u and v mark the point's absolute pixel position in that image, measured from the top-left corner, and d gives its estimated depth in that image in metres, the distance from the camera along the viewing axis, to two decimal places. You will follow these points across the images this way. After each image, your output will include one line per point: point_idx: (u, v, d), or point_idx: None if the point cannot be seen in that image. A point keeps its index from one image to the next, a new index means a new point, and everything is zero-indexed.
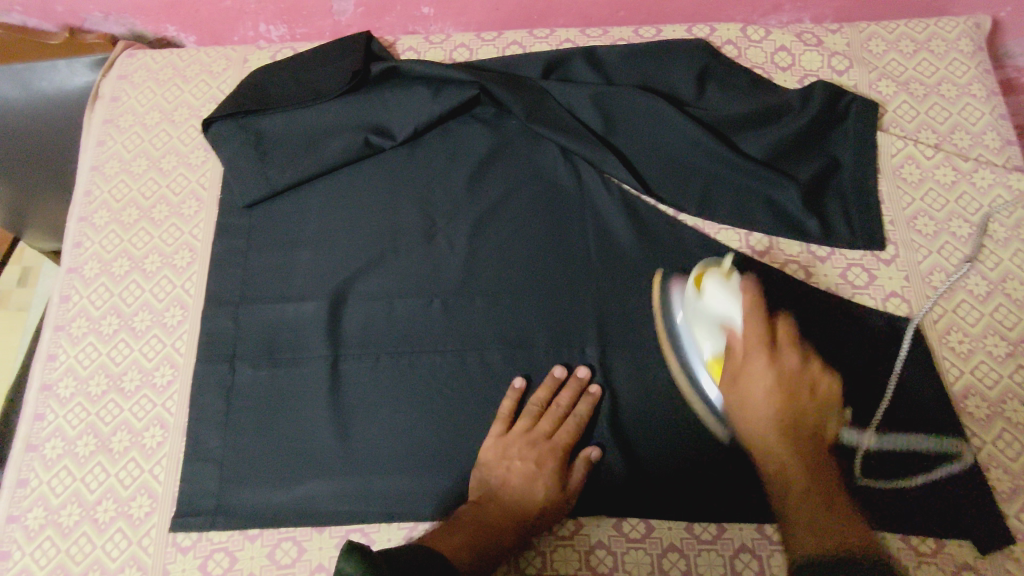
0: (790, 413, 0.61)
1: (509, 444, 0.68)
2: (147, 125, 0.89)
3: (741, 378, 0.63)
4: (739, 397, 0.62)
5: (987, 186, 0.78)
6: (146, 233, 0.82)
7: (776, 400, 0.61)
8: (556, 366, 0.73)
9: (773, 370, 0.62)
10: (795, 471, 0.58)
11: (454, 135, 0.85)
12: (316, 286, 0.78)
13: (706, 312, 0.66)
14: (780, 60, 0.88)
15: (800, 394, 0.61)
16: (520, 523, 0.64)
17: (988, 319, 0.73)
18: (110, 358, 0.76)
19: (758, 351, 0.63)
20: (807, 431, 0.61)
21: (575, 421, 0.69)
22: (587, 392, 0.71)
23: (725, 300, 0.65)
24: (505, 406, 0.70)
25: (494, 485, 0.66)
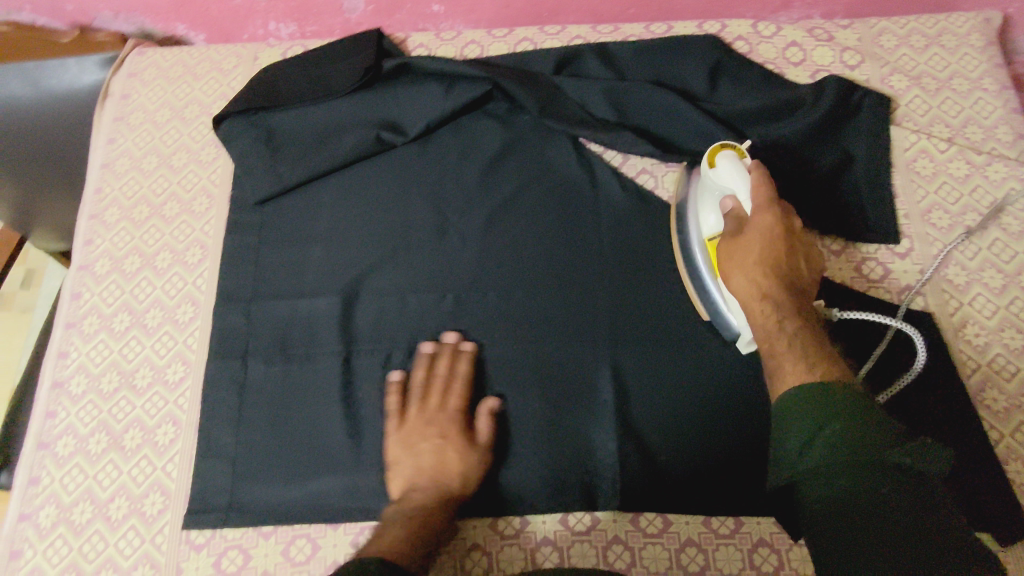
0: (783, 266, 0.62)
1: (411, 428, 0.68)
2: (158, 122, 0.89)
3: (743, 236, 0.64)
4: (736, 249, 0.64)
5: (1001, 179, 0.78)
6: (157, 230, 0.82)
7: (773, 249, 0.62)
8: (423, 343, 0.73)
9: (774, 226, 0.63)
10: (788, 316, 0.60)
11: (466, 131, 0.85)
12: (329, 282, 0.77)
13: (715, 181, 0.68)
14: (792, 55, 0.88)
15: (795, 252, 0.63)
16: (449, 503, 0.64)
17: (1005, 312, 0.72)
18: (122, 355, 0.76)
19: (768, 208, 0.63)
20: (796, 282, 0.62)
21: (461, 384, 0.70)
22: (462, 355, 0.72)
23: (736, 171, 0.66)
24: (390, 403, 0.69)
25: (411, 475, 0.65)
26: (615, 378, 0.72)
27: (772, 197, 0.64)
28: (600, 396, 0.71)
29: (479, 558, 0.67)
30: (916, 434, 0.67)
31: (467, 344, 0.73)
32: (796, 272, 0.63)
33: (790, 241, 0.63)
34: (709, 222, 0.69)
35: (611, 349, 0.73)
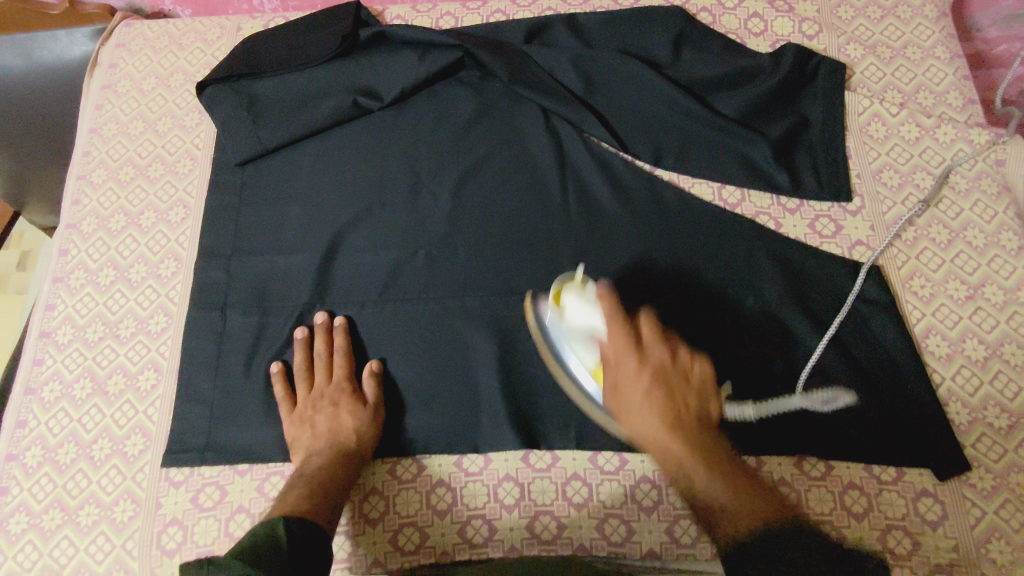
0: (671, 405, 0.58)
1: (303, 410, 0.72)
2: (144, 90, 0.92)
3: (621, 390, 0.61)
4: (621, 406, 0.60)
5: (950, 141, 0.82)
6: (143, 190, 0.86)
7: (653, 396, 0.58)
8: (299, 327, 0.76)
9: (639, 367, 0.60)
10: (699, 469, 0.55)
11: (439, 98, 0.88)
12: (305, 240, 0.81)
13: (573, 325, 0.67)
14: (754, 26, 0.91)
15: (675, 383, 0.59)
16: (350, 460, 0.68)
17: (950, 265, 0.76)
18: (107, 307, 0.79)
19: (626, 349, 0.61)
20: (691, 417, 0.58)
21: (340, 356, 0.74)
22: (338, 329, 0.75)
23: (586, 307, 0.66)
24: (278, 392, 0.73)
25: (309, 445, 0.69)
26: None
27: (627, 336, 0.62)
28: None
29: (445, 493, 0.71)
30: (862, 377, 0.70)
31: (336, 319, 0.76)
32: (688, 406, 0.58)
33: (665, 376, 0.59)
34: (590, 362, 0.66)
35: None
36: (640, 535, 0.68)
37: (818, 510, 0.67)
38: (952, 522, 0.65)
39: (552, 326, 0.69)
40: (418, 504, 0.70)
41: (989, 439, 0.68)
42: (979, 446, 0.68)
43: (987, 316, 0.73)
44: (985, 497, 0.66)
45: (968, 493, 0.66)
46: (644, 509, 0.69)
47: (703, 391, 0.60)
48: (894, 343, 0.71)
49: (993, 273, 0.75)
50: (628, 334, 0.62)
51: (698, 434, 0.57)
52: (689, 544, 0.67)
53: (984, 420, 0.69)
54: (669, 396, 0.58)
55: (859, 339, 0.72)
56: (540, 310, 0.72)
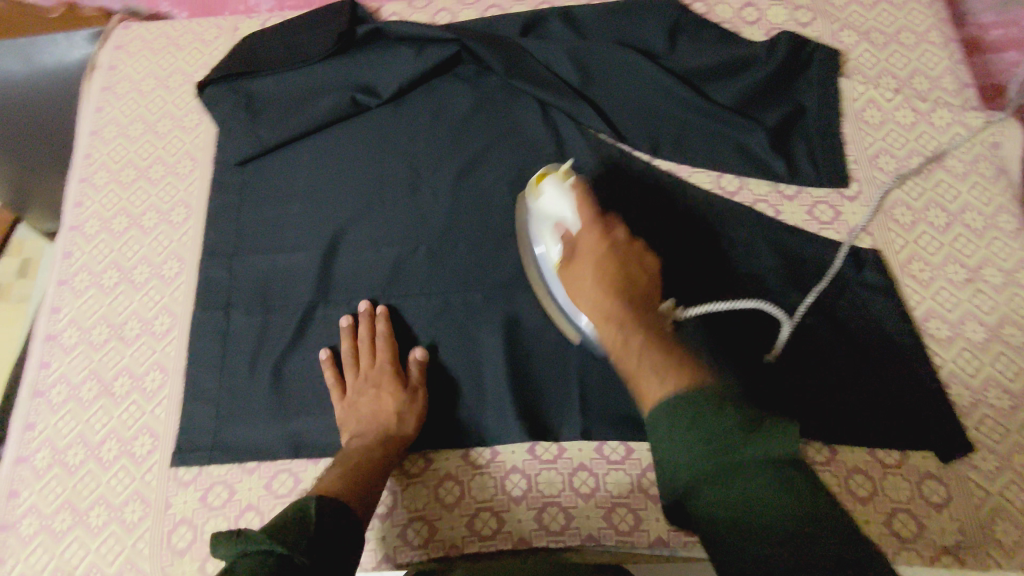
0: (619, 277, 0.64)
1: (351, 395, 0.72)
2: (143, 91, 0.92)
3: (577, 264, 0.67)
4: (575, 277, 0.66)
5: (946, 125, 0.82)
6: (144, 191, 0.86)
7: (605, 270, 0.65)
8: (343, 316, 0.77)
9: (601, 242, 0.67)
10: (634, 330, 0.60)
11: (436, 93, 0.88)
12: (307, 237, 0.81)
13: (546, 212, 0.71)
14: (748, 15, 0.92)
15: (627, 263, 0.66)
16: (396, 443, 0.68)
17: (948, 248, 0.76)
18: (111, 309, 0.79)
19: (591, 230, 0.68)
20: (634, 290, 0.64)
21: (383, 341, 0.74)
22: (382, 316, 0.76)
23: (562, 194, 0.70)
24: (327, 377, 0.73)
25: (355, 429, 0.69)
26: None
27: (594, 221, 0.68)
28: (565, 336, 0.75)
29: (453, 487, 0.71)
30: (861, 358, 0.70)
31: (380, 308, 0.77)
32: (633, 279, 0.65)
33: (619, 257, 0.66)
34: (554, 251, 0.71)
35: None
36: (647, 523, 0.68)
37: None
38: (958, 504, 0.65)
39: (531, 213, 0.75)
40: (426, 499, 0.71)
41: (991, 420, 0.68)
42: (982, 428, 0.68)
43: (986, 298, 0.73)
44: (989, 479, 0.65)
45: (972, 474, 0.66)
46: (651, 498, 0.69)
47: (651, 276, 0.66)
48: (894, 326, 0.72)
49: (992, 256, 0.75)
50: (596, 219, 0.68)
51: (638, 302, 0.63)
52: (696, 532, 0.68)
53: (986, 401, 0.69)
54: (620, 266, 0.65)
55: (858, 322, 0.72)
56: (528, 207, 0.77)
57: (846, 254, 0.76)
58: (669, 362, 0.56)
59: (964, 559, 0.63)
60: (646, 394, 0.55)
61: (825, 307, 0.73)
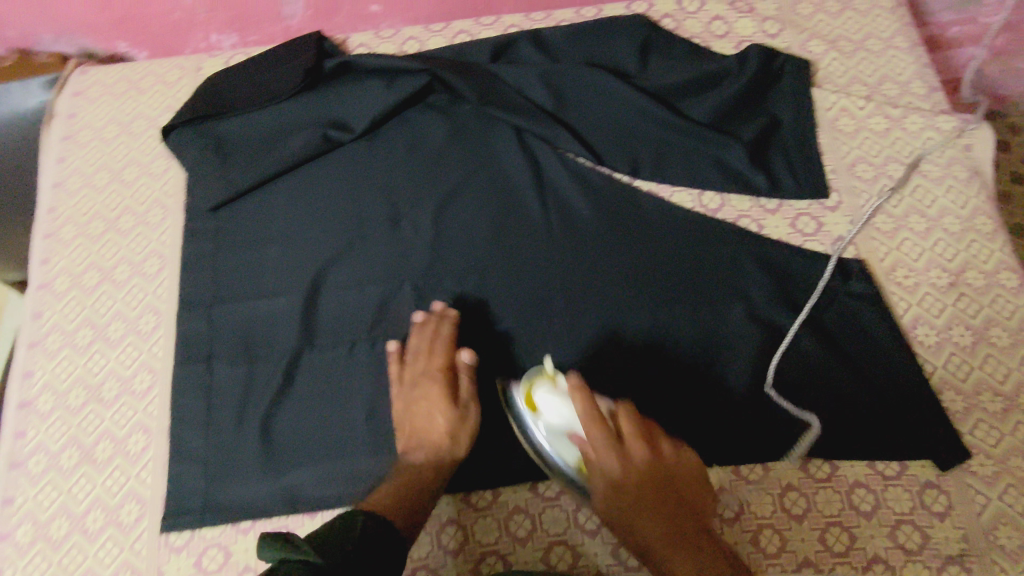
0: (666, 516, 0.58)
1: (410, 399, 0.70)
2: (106, 138, 0.90)
3: (608, 500, 0.60)
4: (613, 517, 0.60)
5: (918, 130, 0.83)
6: (114, 244, 0.83)
7: (645, 512, 0.58)
8: (415, 312, 0.76)
9: (624, 467, 0.59)
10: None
11: (410, 125, 0.87)
12: (287, 282, 0.79)
13: (550, 424, 0.64)
14: (716, 29, 0.92)
15: (665, 489, 0.59)
16: (453, 456, 0.66)
17: (929, 254, 0.77)
18: (87, 370, 0.77)
19: (609, 452, 0.60)
20: (684, 523, 0.58)
21: (443, 343, 0.72)
22: (447, 318, 0.74)
23: (558, 405, 0.63)
24: (391, 369, 0.73)
25: (414, 435, 0.68)
26: (576, 345, 0.75)
27: (608, 432, 0.60)
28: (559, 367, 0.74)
29: (455, 532, 0.69)
30: (853, 372, 0.71)
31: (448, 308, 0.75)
32: (679, 508, 0.59)
33: (653, 484, 0.59)
34: (570, 459, 0.64)
35: (563, 318, 0.76)
36: None
37: (826, 513, 0.67)
38: (959, 512, 0.66)
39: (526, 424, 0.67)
40: (427, 546, 0.69)
41: (985, 425, 0.69)
42: (976, 433, 0.68)
43: (970, 302, 0.74)
44: (988, 484, 0.66)
45: (971, 480, 0.67)
46: None
47: (694, 489, 0.61)
48: (884, 336, 0.72)
49: (972, 258, 0.77)
50: (608, 429, 0.61)
51: (692, 536, 0.58)
52: None
53: (979, 405, 0.70)
54: (653, 494, 0.59)
55: (848, 333, 0.73)
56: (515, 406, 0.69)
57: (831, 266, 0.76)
58: None
59: (969, 567, 0.63)
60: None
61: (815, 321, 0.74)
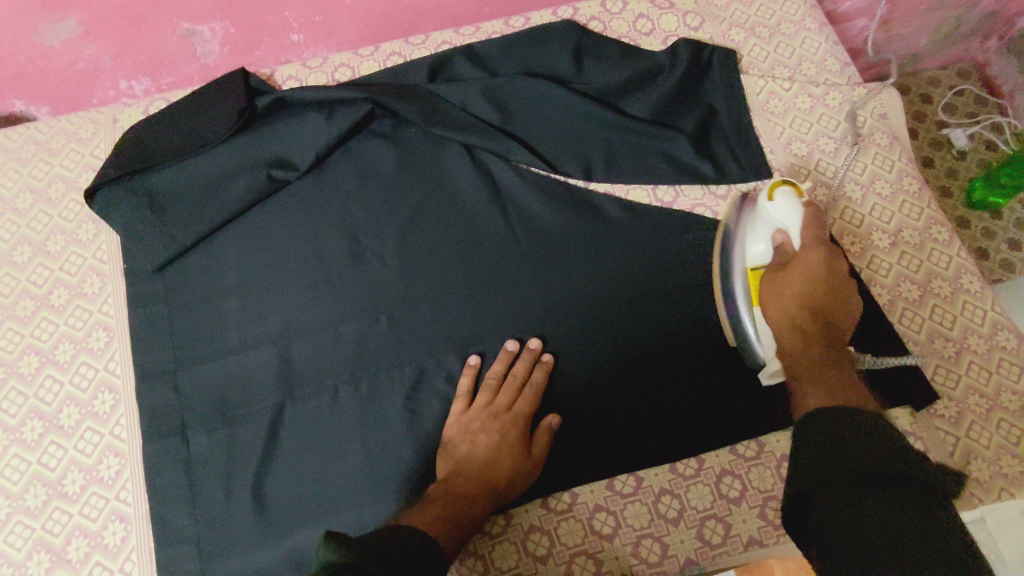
0: (823, 302, 0.61)
1: (472, 426, 0.70)
2: (20, 209, 0.82)
3: (789, 275, 0.64)
4: (780, 286, 0.64)
5: (839, 104, 0.90)
6: (49, 322, 0.76)
7: (814, 294, 0.61)
8: (509, 340, 0.76)
9: (822, 262, 0.62)
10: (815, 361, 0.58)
11: (359, 154, 0.85)
12: (259, 334, 0.75)
13: (773, 215, 0.67)
14: (642, 27, 0.95)
15: (834, 297, 0.62)
16: (492, 493, 0.66)
17: (870, 219, 0.83)
18: (43, 465, 0.70)
19: (817, 249, 0.63)
20: (829, 321, 0.61)
21: (531, 390, 0.72)
22: (542, 363, 0.74)
23: (794, 207, 0.66)
24: (463, 383, 0.73)
25: (461, 459, 0.68)
26: (561, 352, 0.76)
27: (822, 239, 0.64)
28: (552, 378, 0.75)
29: (475, 562, 0.69)
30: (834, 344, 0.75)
31: (545, 353, 0.75)
32: (833, 314, 0.62)
33: (832, 286, 0.62)
34: (761, 248, 0.69)
35: (547, 328, 0.77)
36: (673, 548, 0.68)
37: None
38: (934, 453, 0.72)
39: (751, 210, 0.71)
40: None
41: (942, 369, 0.75)
42: (938, 378, 0.75)
43: (911, 258, 0.81)
44: (953, 423, 0.73)
45: (938, 422, 0.73)
46: (670, 521, 0.69)
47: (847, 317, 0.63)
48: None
49: (906, 218, 0.83)
50: (823, 239, 0.64)
51: (826, 335, 0.60)
52: (720, 544, 0.68)
53: (934, 353, 0.76)
54: (823, 300, 0.61)
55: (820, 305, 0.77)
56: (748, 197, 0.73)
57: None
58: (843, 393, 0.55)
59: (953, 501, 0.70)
60: (801, 405, 0.56)
61: None
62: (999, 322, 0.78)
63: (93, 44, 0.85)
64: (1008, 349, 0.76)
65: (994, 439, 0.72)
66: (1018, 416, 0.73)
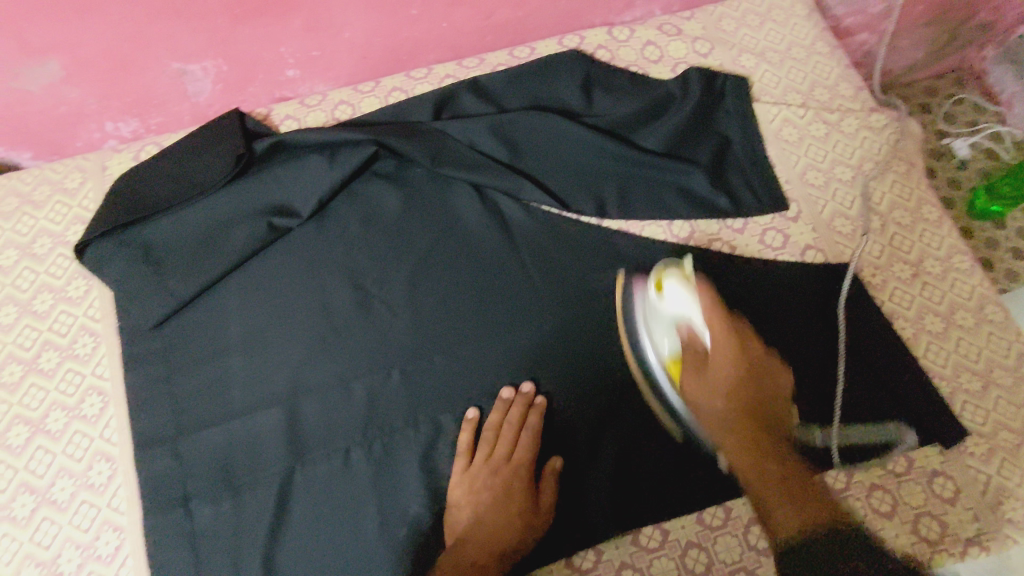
0: (753, 394, 0.61)
1: (477, 484, 0.67)
2: (4, 266, 0.77)
3: (710, 371, 0.62)
4: (703, 383, 0.62)
5: (855, 131, 0.87)
6: (39, 387, 0.72)
7: (739, 381, 0.61)
8: (504, 387, 0.72)
9: (737, 354, 0.62)
10: (766, 457, 0.56)
11: (359, 198, 0.81)
12: (264, 395, 0.71)
13: (668, 310, 0.66)
14: (650, 54, 0.92)
15: (760, 381, 0.62)
16: (504, 555, 0.63)
17: (890, 249, 0.81)
18: (35, 544, 0.65)
19: (727, 338, 0.63)
20: (765, 412, 0.60)
21: (529, 435, 0.68)
22: (534, 405, 0.70)
23: (685, 296, 0.65)
24: (462, 438, 0.69)
25: (474, 520, 0.65)
26: (576, 400, 0.73)
27: (723, 325, 0.63)
28: (573, 429, 0.72)
29: None
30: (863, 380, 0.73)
31: (539, 396, 0.71)
32: (764, 399, 0.61)
33: (751, 370, 0.62)
34: (664, 350, 0.66)
35: (567, 377, 0.73)
36: None
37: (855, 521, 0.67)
38: (967, 494, 0.69)
39: (641, 310, 0.69)
40: None
41: (971, 405, 0.73)
42: (966, 415, 0.72)
43: (934, 289, 0.79)
44: (986, 461, 0.70)
45: (971, 461, 0.70)
46: None
47: (778, 396, 0.62)
48: (860, 334, 0.75)
49: (927, 247, 0.81)
50: (724, 323, 0.63)
51: (766, 430, 0.59)
52: None
53: (961, 387, 0.73)
54: (749, 386, 0.61)
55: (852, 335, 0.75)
56: (636, 299, 0.71)
57: (796, 269, 0.79)
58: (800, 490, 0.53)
59: (990, 545, 0.66)
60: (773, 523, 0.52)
61: (820, 334, 0.75)
62: None
63: (78, 87, 0.81)
64: None
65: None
66: None
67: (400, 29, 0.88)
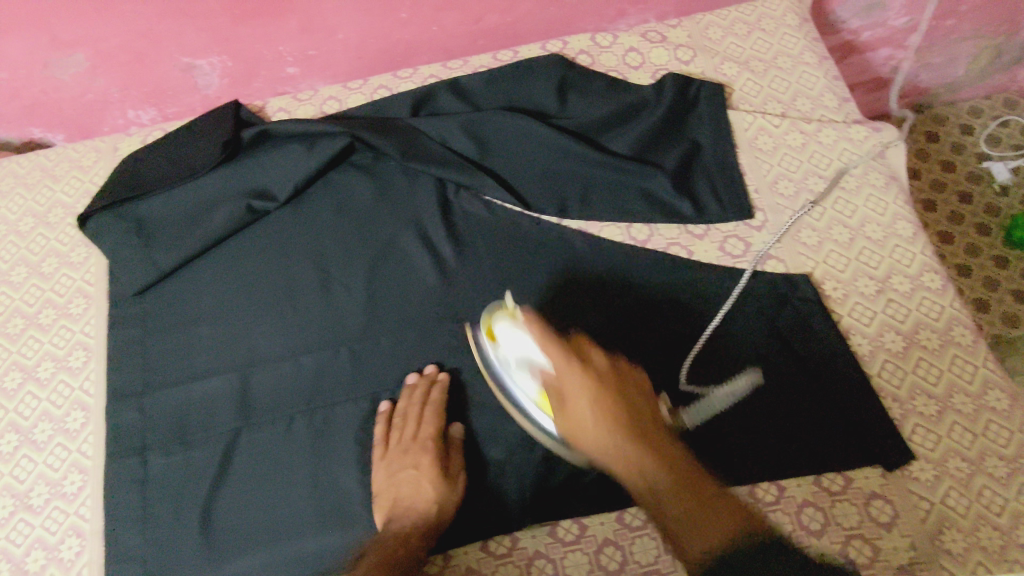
0: (622, 409, 0.56)
1: (396, 463, 0.69)
2: (23, 231, 0.87)
3: (569, 406, 0.58)
4: (568, 417, 0.58)
5: (833, 142, 0.85)
6: (36, 340, 0.81)
7: (603, 403, 0.57)
8: (410, 373, 0.76)
9: (589, 379, 0.58)
10: (657, 475, 0.53)
11: (333, 186, 0.86)
12: (222, 361, 0.77)
13: (513, 354, 0.66)
14: (631, 60, 0.93)
15: (625, 395, 0.58)
16: (430, 529, 0.65)
17: (856, 264, 0.79)
18: (14, 477, 0.73)
19: (569, 363, 0.59)
20: (642, 426, 0.56)
21: (433, 409, 0.71)
22: (437, 382, 0.74)
23: (515, 334, 0.65)
24: (377, 430, 0.72)
25: (398, 497, 0.67)
26: None
27: (563, 348, 0.60)
28: (501, 418, 0.74)
29: None
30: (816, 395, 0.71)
31: (441, 373, 0.75)
32: (636, 411, 0.57)
33: (609, 386, 0.58)
34: (532, 392, 0.65)
35: None
36: None
37: None
38: (905, 520, 0.66)
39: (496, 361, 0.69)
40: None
41: (922, 429, 0.70)
42: (916, 438, 0.69)
43: (898, 307, 0.76)
44: (931, 488, 0.67)
45: (913, 486, 0.67)
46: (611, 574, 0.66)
47: (646, 398, 0.59)
48: (803, 343, 0.74)
49: (897, 264, 0.78)
50: (563, 347, 0.60)
51: (648, 436, 0.56)
52: None
53: (915, 410, 0.71)
54: (615, 410, 0.56)
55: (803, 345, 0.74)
56: (485, 353, 0.71)
57: (747, 276, 0.78)
58: (696, 506, 0.50)
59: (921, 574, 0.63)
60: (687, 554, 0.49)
61: (771, 344, 0.74)
62: (991, 380, 0.72)
63: (101, 77, 0.91)
64: (997, 411, 0.70)
65: (973, 509, 0.66)
66: (1004, 486, 0.67)
67: (392, 30, 0.93)
